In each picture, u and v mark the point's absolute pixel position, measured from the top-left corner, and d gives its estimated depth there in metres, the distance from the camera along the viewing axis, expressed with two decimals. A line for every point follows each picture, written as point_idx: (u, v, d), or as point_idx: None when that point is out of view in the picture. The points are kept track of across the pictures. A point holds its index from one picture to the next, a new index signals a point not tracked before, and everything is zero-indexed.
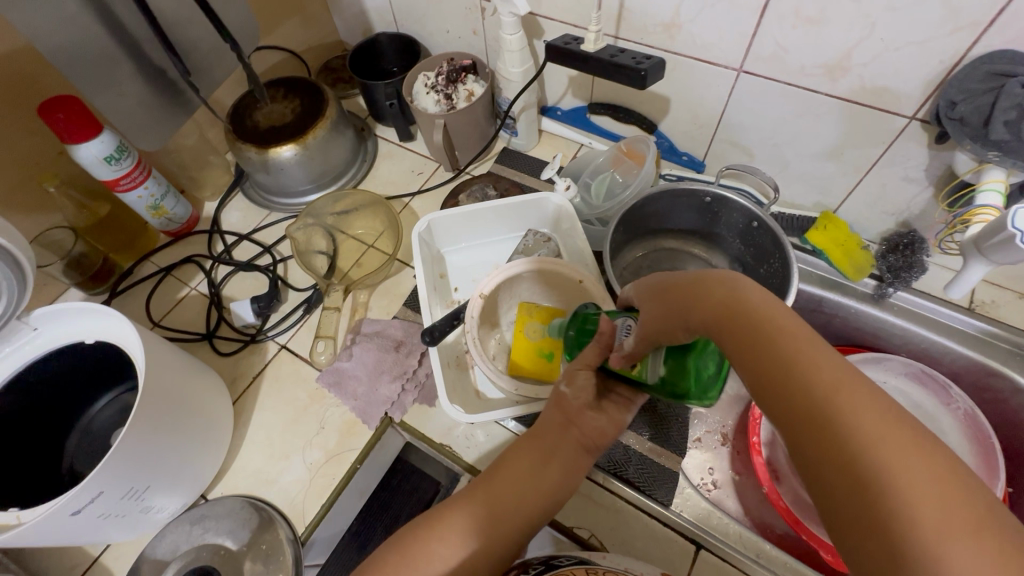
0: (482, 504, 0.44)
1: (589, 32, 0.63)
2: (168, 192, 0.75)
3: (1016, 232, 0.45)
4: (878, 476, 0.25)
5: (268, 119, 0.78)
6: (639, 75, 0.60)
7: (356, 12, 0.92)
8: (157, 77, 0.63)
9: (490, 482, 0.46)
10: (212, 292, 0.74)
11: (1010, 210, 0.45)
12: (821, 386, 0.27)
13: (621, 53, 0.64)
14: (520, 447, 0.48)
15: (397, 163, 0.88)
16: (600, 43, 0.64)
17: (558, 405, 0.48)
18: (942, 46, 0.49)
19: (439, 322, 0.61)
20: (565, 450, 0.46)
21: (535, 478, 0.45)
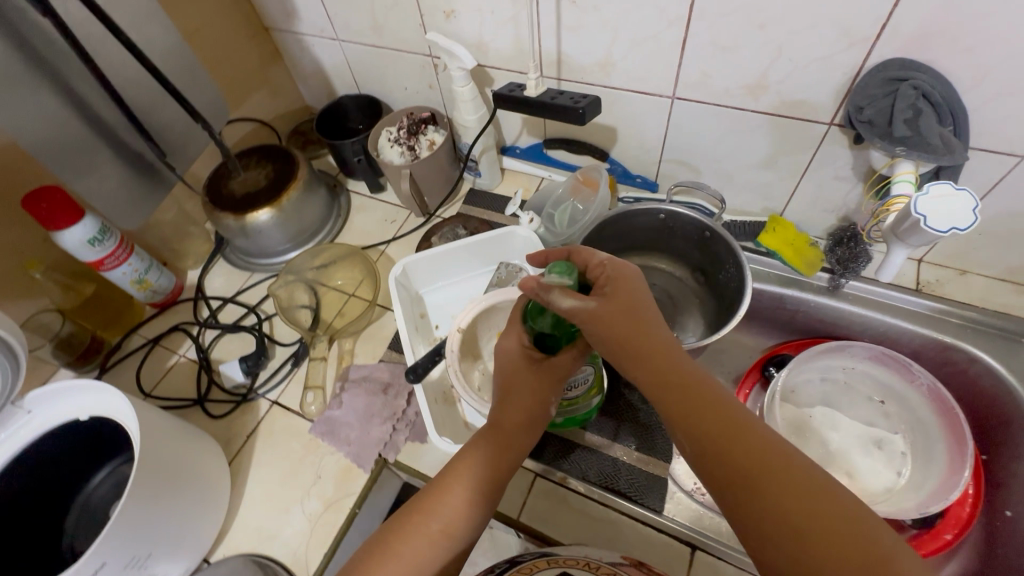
0: (458, 506, 0.46)
1: (530, 79, 0.70)
2: (151, 265, 0.78)
3: (919, 217, 0.50)
4: (805, 493, 0.35)
5: (243, 186, 0.82)
6: (579, 113, 0.66)
7: (319, 79, 0.98)
8: (134, 159, 0.66)
9: (462, 483, 0.47)
10: (201, 356, 0.76)
11: (913, 197, 0.51)
12: (752, 438, 0.37)
13: (562, 94, 0.71)
14: (486, 441, 0.49)
15: (371, 214, 0.92)
16: (541, 88, 0.71)
17: (520, 399, 0.49)
18: (842, 60, 0.55)
19: (421, 359, 0.63)
20: (522, 442, 0.49)
21: (500, 470, 0.48)
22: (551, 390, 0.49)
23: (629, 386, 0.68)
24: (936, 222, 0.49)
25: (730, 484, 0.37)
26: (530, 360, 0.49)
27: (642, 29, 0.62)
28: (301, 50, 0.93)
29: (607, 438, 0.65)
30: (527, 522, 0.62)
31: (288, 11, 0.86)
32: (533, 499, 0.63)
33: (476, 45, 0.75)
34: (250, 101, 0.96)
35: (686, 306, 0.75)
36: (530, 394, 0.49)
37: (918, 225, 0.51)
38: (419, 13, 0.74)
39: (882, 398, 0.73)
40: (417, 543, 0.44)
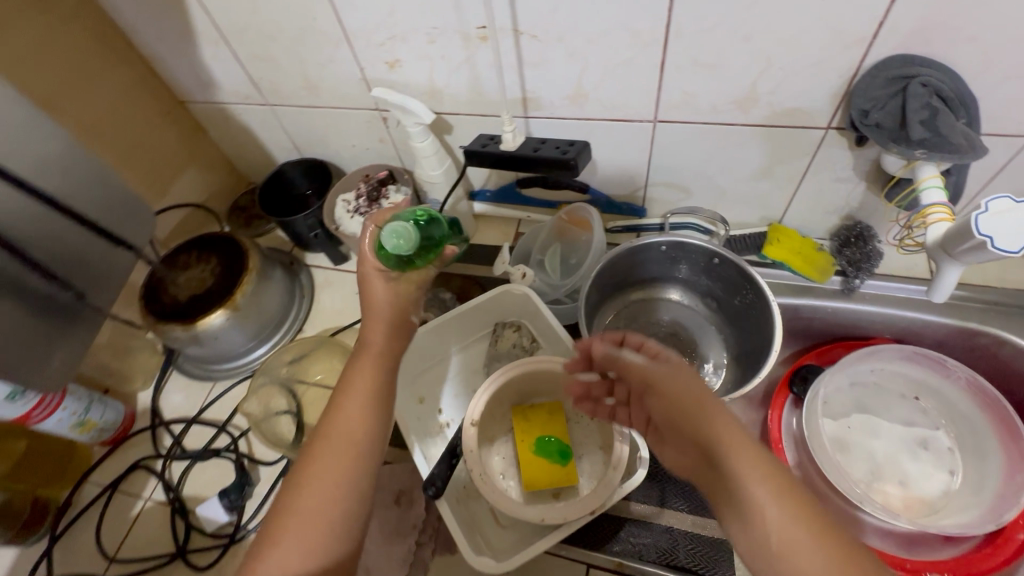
0: (322, 501, 0.41)
1: (505, 130, 0.65)
2: (92, 401, 0.66)
3: (985, 238, 0.44)
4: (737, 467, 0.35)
5: (187, 289, 0.71)
6: (571, 165, 0.63)
7: (252, 147, 0.87)
8: (44, 302, 0.56)
9: (320, 479, 0.42)
10: (172, 497, 0.66)
11: (972, 216, 0.45)
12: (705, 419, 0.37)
13: (543, 144, 0.67)
14: (332, 435, 0.44)
15: (339, 289, 0.82)
16: (518, 139, 0.66)
17: (356, 379, 0.46)
18: (838, 63, 0.51)
19: (436, 471, 0.55)
20: (395, 347, 0.48)
21: (355, 454, 0.44)
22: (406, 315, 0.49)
23: None
24: (1006, 243, 0.43)
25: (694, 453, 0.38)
26: (388, 279, 0.49)
27: (614, 55, 0.56)
28: (226, 119, 0.82)
29: (655, 506, 0.58)
30: None
31: (204, 81, 0.76)
32: None
33: (427, 93, 0.67)
34: (178, 185, 0.84)
35: (703, 336, 0.70)
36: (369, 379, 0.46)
37: (983, 246, 0.45)
38: (358, 66, 0.66)
39: (915, 393, 0.70)
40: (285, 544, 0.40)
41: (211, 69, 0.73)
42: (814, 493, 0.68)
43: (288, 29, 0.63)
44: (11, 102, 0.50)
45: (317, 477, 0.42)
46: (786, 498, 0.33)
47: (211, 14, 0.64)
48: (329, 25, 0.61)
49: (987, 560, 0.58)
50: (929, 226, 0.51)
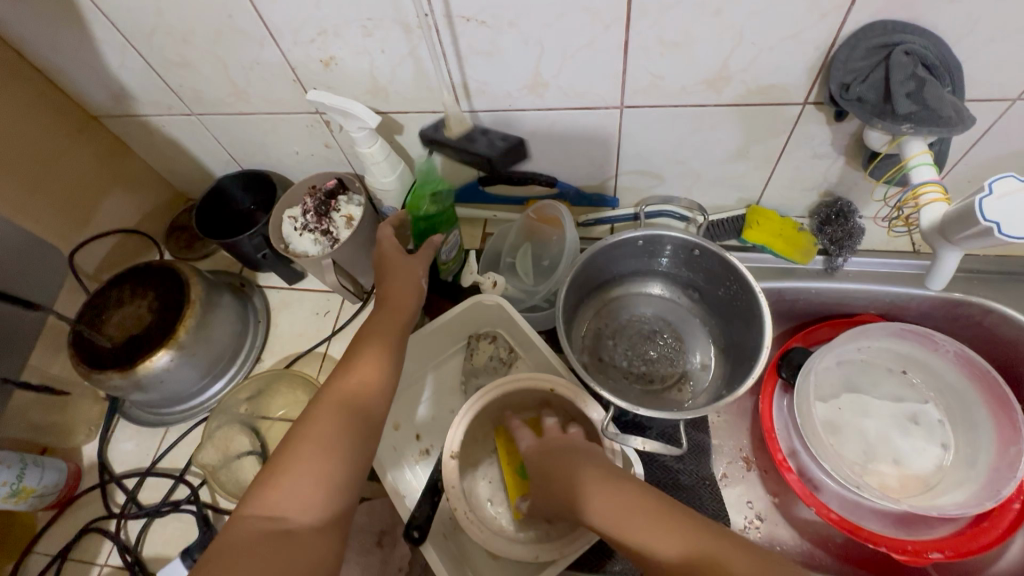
0: (323, 444, 0.45)
1: (440, 119, 0.58)
2: (26, 466, 0.59)
3: (991, 223, 0.42)
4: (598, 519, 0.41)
5: (122, 329, 0.64)
6: (485, 162, 0.60)
7: (184, 160, 0.79)
8: None
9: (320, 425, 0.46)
10: (131, 561, 0.60)
11: (978, 199, 0.42)
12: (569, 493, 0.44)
13: (483, 133, 0.62)
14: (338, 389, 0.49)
15: (297, 311, 0.76)
16: (456, 127, 0.60)
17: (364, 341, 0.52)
18: (814, 34, 0.47)
19: (418, 514, 0.52)
20: (408, 308, 0.55)
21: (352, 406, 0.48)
22: (413, 274, 0.57)
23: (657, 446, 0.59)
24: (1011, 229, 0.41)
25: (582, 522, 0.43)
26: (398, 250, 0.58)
27: (573, 39, 0.51)
28: (149, 134, 0.74)
29: None
30: None
31: (116, 93, 0.67)
32: None
33: (370, 91, 0.60)
34: (103, 211, 0.76)
35: (688, 329, 0.67)
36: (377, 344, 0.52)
37: (990, 232, 0.42)
38: (289, 66, 0.59)
39: (902, 367, 0.68)
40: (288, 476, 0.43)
41: (122, 79, 0.64)
42: (809, 480, 0.67)
43: (202, 30, 0.55)
44: None
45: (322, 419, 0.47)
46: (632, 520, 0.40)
47: (111, 17, 0.56)
48: (248, 22, 0.54)
49: (988, 535, 0.57)
50: (921, 206, 0.49)
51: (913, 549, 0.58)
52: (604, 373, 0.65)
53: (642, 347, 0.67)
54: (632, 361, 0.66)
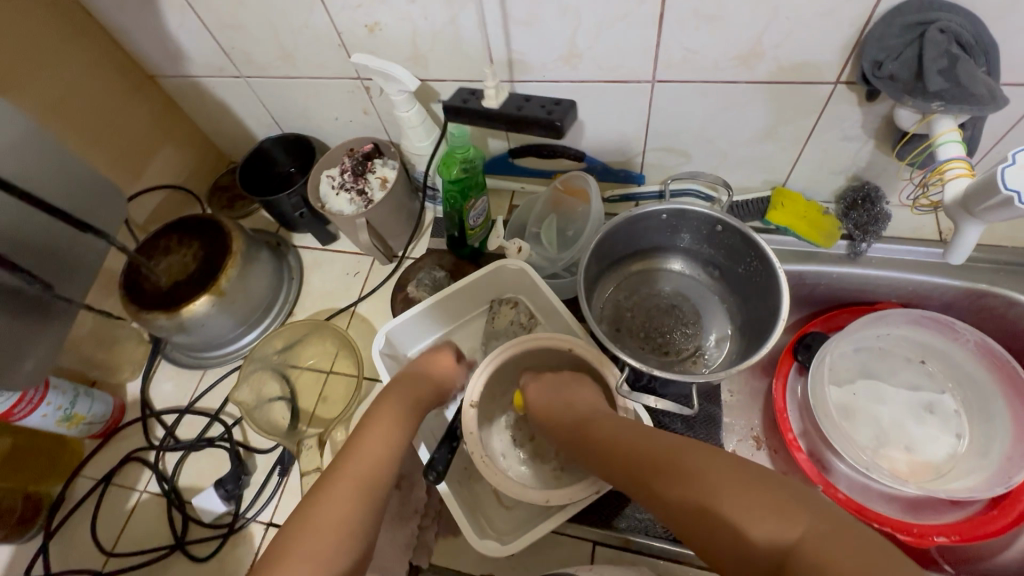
0: (380, 441, 0.47)
1: (488, 86, 0.59)
2: (78, 395, 0.64)
3: (1011, 194, 0.41)
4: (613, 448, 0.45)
5: (169, 275, 0.68)
6: (555, 125, 0.60)
7: (230, 123, 0.83)
8: (18, 297, 0.52)
9: (377, 425, 0.49)
10: (168, 489, 0.64)
11: (998, 169, 0.41)
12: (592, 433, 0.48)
13: (526, 101, 0.63)
14: (378, 412, 0.51)
15: (329, 270, 0.79)
16: (502, 95, 0.61)
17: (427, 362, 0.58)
18: (850, 11, 0.48)
19: (437, 456, 0.53)
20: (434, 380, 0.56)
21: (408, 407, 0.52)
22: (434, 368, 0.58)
23: (669, 414, 0.61)
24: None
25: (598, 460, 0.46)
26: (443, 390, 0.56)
27: (610, 11, 0.52)
28: (199, 95, 0.78)
29: None
30: None
31: (172, 53, 0.71)
32: None
33: (411, 58, 0.63)
34: (153, 167, 0.80)
35: (706, 305, 0.68)
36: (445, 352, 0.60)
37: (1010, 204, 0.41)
38: (336, 31, 0.61)
39: (921, 357, 0.69)
40: (339, 477, 0.43)
41: (179, 40, 0.68)
42: (819, 461, 0.67)
43: None
44: None
45: (379, 419, 0.49)
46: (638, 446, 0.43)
47: None
48: None
49: (995, 523, 0.57)
50: (946, 183, 0.49)
51: (917, 531, 0.58)
52: (621, 343, 0.67)
53: (659, 320, 0.68)
54: (649, 333, 0.67)
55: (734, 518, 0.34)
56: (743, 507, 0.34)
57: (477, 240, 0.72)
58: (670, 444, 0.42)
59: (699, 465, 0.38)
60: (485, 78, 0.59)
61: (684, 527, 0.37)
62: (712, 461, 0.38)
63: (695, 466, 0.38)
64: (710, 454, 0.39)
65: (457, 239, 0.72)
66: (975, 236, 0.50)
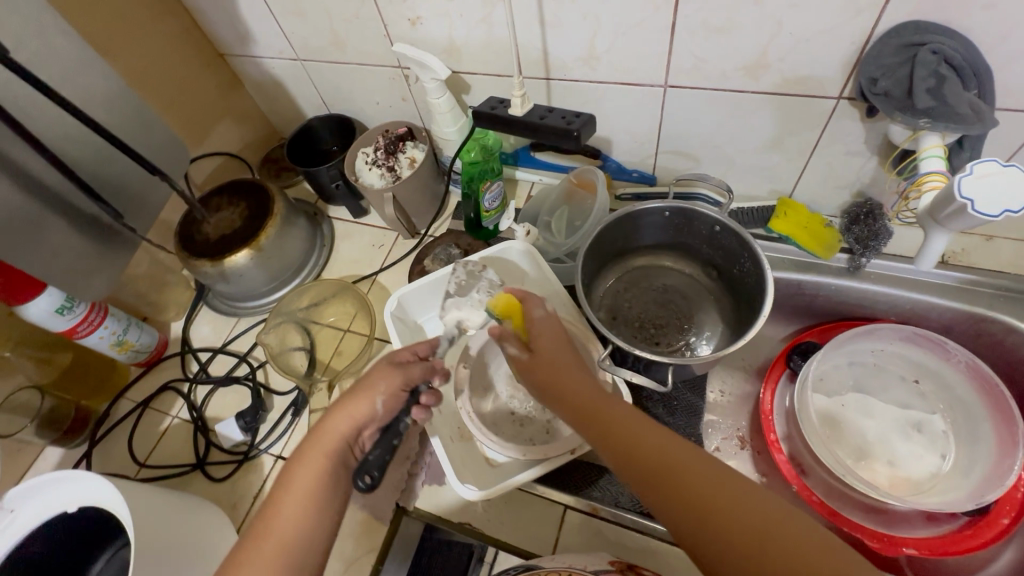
0: (293, 512, 0.44)
1: (515, 95, 0.64)
2: (129, 324, 0.73)
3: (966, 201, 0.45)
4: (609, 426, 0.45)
5: (217, 229, 0.76)
6: (573, 136, 0.62)
7: (286, 102, 0.92)
8: (91, 225, 0.61)
9: (295, 488, 0.45)
10: (195, 416, 0.72)
11: (955, 178, 0.45)
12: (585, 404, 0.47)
13: (551, 112, 0.66)
14: (271, 502, 0.44)
15: (357, 241, 0.87)
16: (528, 105, 0.66)
17: (357, 390, 0.51)
18: (850, 29, 0.51)
19: (372, 458, 0.48)
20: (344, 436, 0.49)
21: (338, 457, 0.48)
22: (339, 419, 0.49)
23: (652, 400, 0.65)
24: (985, 208, 0.44)
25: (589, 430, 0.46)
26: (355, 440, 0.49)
27: (627, 17, 0.57)
28: (260, 73, 0.87)
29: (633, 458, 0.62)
30: None
31: (241, 34, 0.80)
32: (566, 535, 0.59)
33: (447, 50, 0.70)
34: (214, 134, 0.90)
35: (701, 304, 0.72)
36: (392, 379, 0.52)
37: (965, 210, 0.45)
38: (382, 22, 0.69)
39: (915, 377, 0.69)
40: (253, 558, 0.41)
41: (248, 23, 0.77)
42: (799, 465, 0.68)
43: None
44: (71, 42, 0.56)
45: (302, 483, 0.45)
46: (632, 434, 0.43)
47: None
48: None
49: (967, 542, 0.58)
50: (924, 194, 0.52)
51: (886, 539, 0.59)
52: (616, 331, 0.71)
53: (654, 313, 0.72)
54: (642, 325, 0.71)
55: (795, 566, 0.35)
56: (803, 556, 0.35)
57: (491, 222, 0.78)
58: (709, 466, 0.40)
59: (753, 505, 0.38)
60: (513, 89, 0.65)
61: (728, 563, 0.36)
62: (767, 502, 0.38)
63: (749, 503, 0.38)
64: (735, 477, 0.40)
65: (474, 221, 0.77)
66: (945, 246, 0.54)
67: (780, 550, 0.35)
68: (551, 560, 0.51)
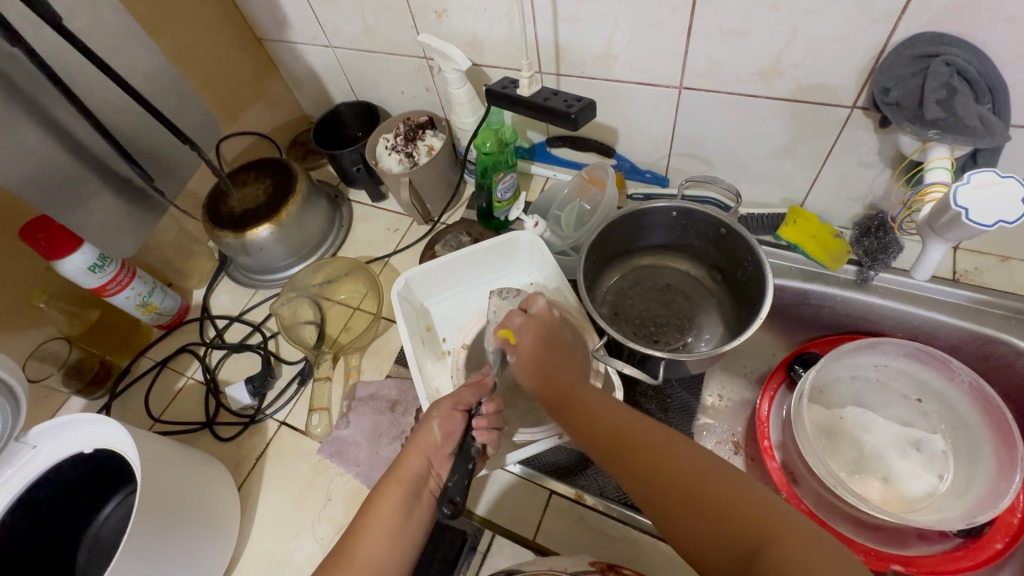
0: (381, 543, 0.47)
1: (522, 76, 0.66)
2: (155, 287, 0.77)
3: (961, 210, 0.48)
4: (591, 415, 0.47)
5: (241, 203, 0.80)
6: (570, 118, 0.64)
7: (316, 87, 0.96)
8: (124, 188, 0.65)
9: (379, 523, 0.47)
10: (208, 378, 0.76)
11: (952, 188, 0.48)
12: (571, 391, 0.50)
13: (555, 96, 0.68)
14: (357, 529, 0.48)
15: (373, 224, 0.90)
16: (535, 86, 0.68)
17: (422, 424, 0.53)
18: (865, 38, 0.51)
19: (452, 484, 0.48)
20: (419, 471, 0.51)
21: (415, 488, 0.50)
22: (413, 452, 0.51)
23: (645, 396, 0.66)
24: (980, 217, 0.47)
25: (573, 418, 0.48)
26: (428, 468, 0.51)
27: (645, 16, 0.58)
28: (294, 58, 0.91)
29: None
30: (543, 541, 0.59)
31: (278, 20, 0.84)
32: (549, 518, 0.60)
33: (470, 43, 0.72)
34: (247, 114, 0.94)
35: (704, 306, 0.72)
36: (445, 406, 0.53)
37: (959, 218, 0.48)
38: (411, 13, 0.71)
39: (918, 396, 0.69)
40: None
41: (285, 9, 0.81)
42: (791, 473, 0.68)
43: None
44: (120, 17, 0.60)
45: (387, 515, 0.48)
46: (610, 419, 0.46)
47: None
48: None
49: (958, 562, 0.57)
50: (927, 204, 0.54)
51: (875, 552, 0.58)
52: (617, 327, 0.72)
53: (656, 312, 0.73)
54: (643, 323, 0.72)
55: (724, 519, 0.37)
56: (732, 516, 0.37)
57: (502, 213, 0.80)
58: (658, 432, 0.44)
59: (690, 467, 0.40)
60: (522, 68, 0.67)
61: (664, 517, 0.40)
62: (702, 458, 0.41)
63: (681, 462, 0.41)
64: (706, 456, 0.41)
65: (485, 211, 0.80)
66: (944, 255, 0.57)
67: (706, 501, 0.39)
68: (533, 563, 0.52)
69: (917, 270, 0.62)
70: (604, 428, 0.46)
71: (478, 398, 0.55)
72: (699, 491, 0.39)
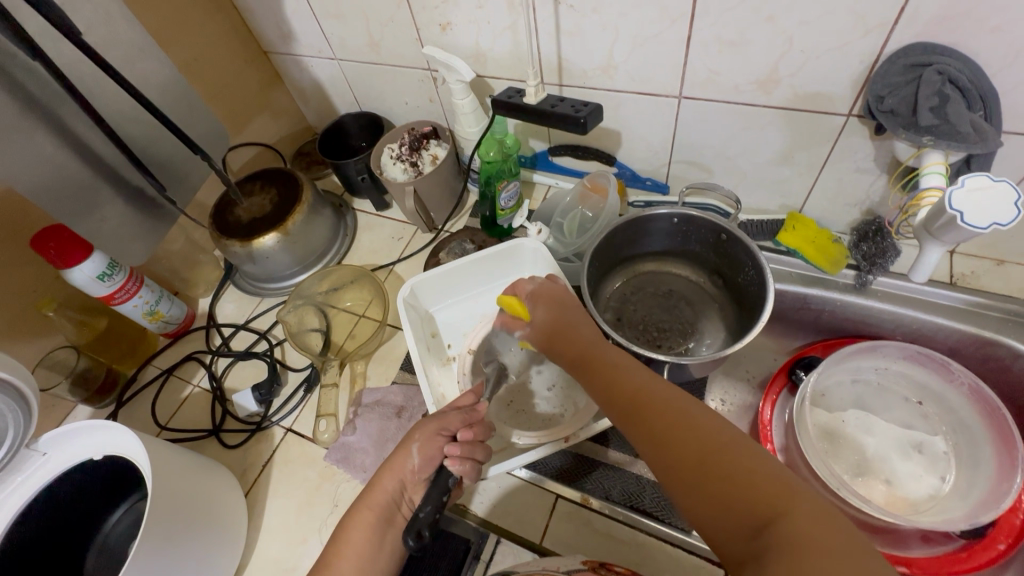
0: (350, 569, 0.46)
1: (529, 85, 0.68)
2: (162, 295, 0.77)
3: (955, 213, 0.49)
4: (604, 366, 0.48)
5: (247, 212, 0.80)
6: (580, 122, 0.65)
7: (321, 99, 0.98)
8: (135, 196, 0.66)
9: (349, 552, 0.47)
10: (214, 386, 0.76)
11: (947, 192, 0.49)
12: (587, 346, 0.51)
13: (561, 101, 0.69)
14: (343, 542, 0.48)
15: (378, 233, 0.91)
16: (541, 94, 0.69)
17: (398, 448, 0.53)
18: (858, 49, 0.52)
19: (423, 515, 0.46)
20: (389, 497, 0.50)
21: (385, 515, 0.49)
22: (383, 479, 0.51)
23: None
24: (974, 218, 0.48)
25: (583, 367, 0.49)
26: (400, 494, 0.51)
27: (645, 28, 0.60)
28: (299, 71, 0.93)
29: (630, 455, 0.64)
30: (550, 545, 0.59)
31: (285, 33, 0.85)
32: (555, 522, 0.60)
33: (474, 55, 0.74)
34: (254, 125, 0.95)
35: (706, 311, 0.73)
36: (428, 430, 0.53)
37: (954, 221, 0.49)
38: (415, 26, 0.73)
39: (918, 398, 0.69)
40: None
41: (291, 23, 0.82)
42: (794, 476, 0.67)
43: None
44: (132, 31, 0.62)
45: (357, 543, 0.48)
46: (617, 373, 0.46)
47: None
48: None
49: (963, 563, 0.58)
50: (923, 208, 0.55)
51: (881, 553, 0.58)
52: (620, 332, 0.73)
53: (659, 318, 0.74)
54: (646, 328, 0.73)
55: (737, 485, 0.36)
56: (742, 481, 0.36)
57: (506, 221, 0.81)
58: (678, 399, 0.42)
59: (701, 428, 0.39)
60: (528, 78, 0.68)
61: (667, 472, 0.39)
62: (719, 426, 0.39)
63: (698, 423, 0.40)
64: (718, 422, 0.39)
65: (489, 219, 0.81)
66: (940, 258, 0.58)
67: (720, 472, 0.37)
68: (526, 566, 0.52)
69: (913, 273, 0.63)
70: (616, 377, 0.46)
71: (460, 426, 0.55)
72: (710, 449, 0.38)
